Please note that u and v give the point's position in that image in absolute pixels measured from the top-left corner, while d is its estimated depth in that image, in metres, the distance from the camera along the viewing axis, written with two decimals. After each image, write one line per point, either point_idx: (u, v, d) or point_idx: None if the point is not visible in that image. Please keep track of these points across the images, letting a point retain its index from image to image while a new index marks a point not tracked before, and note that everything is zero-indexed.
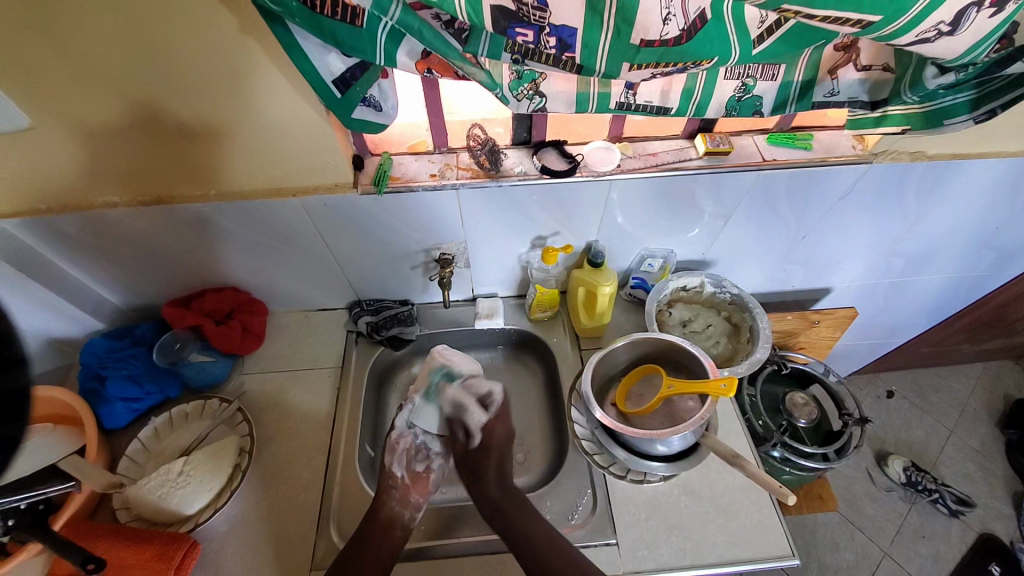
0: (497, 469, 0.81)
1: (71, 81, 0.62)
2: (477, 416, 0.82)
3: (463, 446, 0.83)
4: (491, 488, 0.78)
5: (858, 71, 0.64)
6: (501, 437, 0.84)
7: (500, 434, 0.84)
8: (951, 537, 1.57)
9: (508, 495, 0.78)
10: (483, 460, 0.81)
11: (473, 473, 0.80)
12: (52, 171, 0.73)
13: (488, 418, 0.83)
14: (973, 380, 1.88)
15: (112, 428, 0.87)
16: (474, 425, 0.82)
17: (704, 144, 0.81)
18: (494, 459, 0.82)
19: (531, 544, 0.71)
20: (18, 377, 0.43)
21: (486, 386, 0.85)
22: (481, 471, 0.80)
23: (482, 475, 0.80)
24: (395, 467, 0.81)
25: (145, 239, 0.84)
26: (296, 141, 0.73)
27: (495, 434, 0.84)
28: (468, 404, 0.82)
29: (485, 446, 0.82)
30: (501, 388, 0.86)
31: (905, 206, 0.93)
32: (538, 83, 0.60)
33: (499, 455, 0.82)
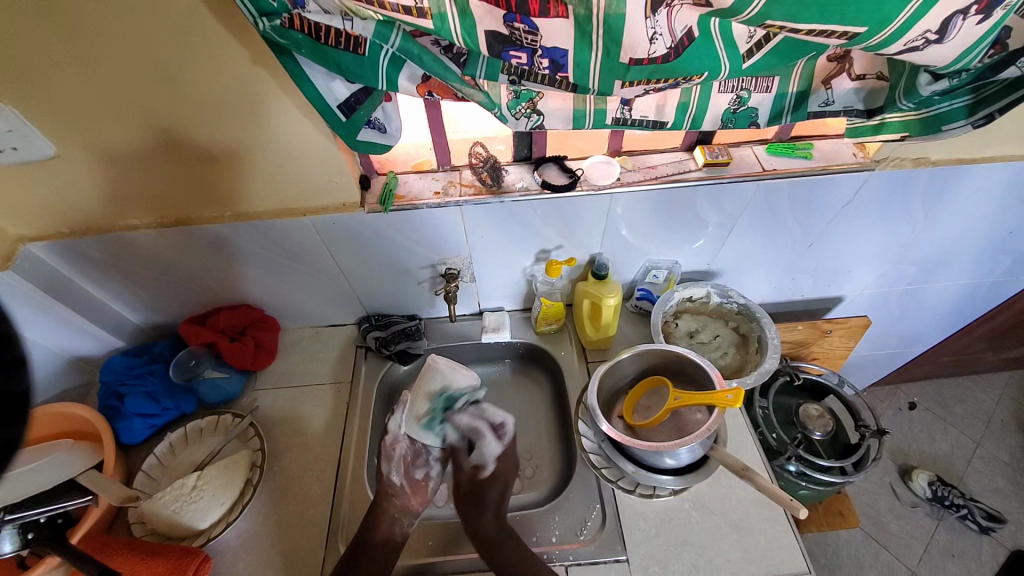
0: (496, 504, 0.79)
1: (96, 112, 0.66)
2: (490, 446, 0.82)
3: (468, 477, 0.81)
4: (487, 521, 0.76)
5: (852, 81, 0.65)
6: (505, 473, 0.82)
7: (506, 469, 0.82)
8: (983, 556, 1.50)
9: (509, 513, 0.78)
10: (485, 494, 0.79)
11: (475, 502, 0.78)
12: (78, 197, 0.77)
13: (501, 447, 0.82)
14: (999, 390, 1.81)
15: (129, 444, 0.89)
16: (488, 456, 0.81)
17: (703, 155, 0.82)
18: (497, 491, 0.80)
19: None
20: (14, 382, 0.42)
21: (499, 416, 0.84)
22: (479, 502, 0.78)
23: (482, 504, 0.78)
24: (394, 476, 0.81)
25: (163, 259, 0.87)
26: (306, 163, 0.76)
27: (502, 471, 0.81)
28: (485, 433, 0.82)
29: (492, 479, 0.80)
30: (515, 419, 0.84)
31: (913, 212, 0.92)
32: (536, 102, 0.62)
33: (499, 491, 0.80)
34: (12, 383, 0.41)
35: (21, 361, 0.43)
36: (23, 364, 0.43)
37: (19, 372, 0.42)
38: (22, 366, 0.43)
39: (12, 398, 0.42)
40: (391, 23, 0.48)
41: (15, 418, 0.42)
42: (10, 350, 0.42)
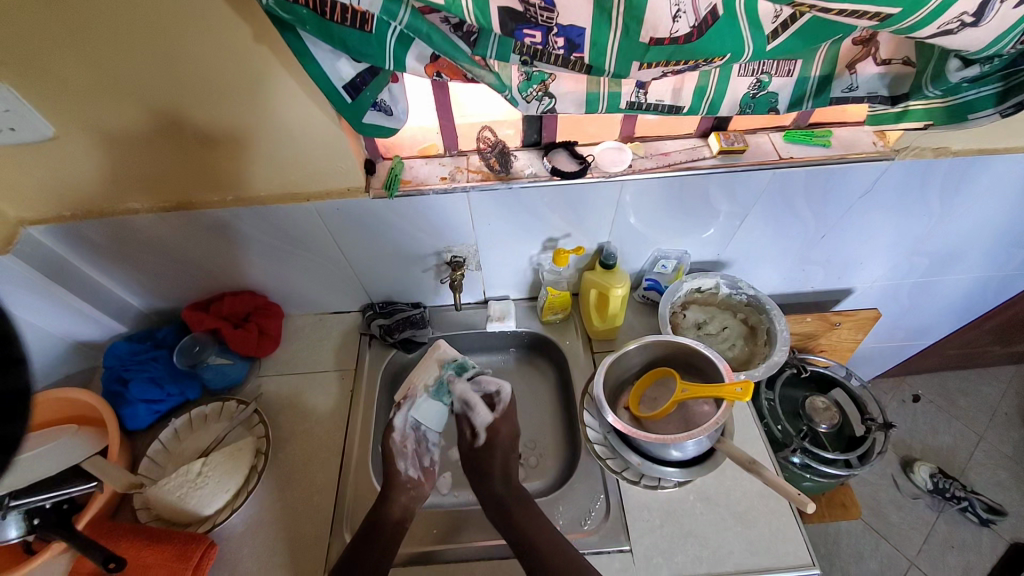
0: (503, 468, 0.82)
1: (93, 91, 0.64)
2: (482, 415, 0.84)
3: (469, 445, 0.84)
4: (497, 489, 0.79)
5: (876, 66, 0.62)
6: (505, 438, 0.85)
7: (503, 436, 0.84)
8: (982, 547, 1.51)
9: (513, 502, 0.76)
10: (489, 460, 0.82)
11: (479, 470, 0.81)
12: (78, 179, 0.75)
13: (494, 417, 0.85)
14: (1005, 384, 1.80)
15: (134, 429, 0.89)
16: (478, 424, 0.84)
17: (718, 142, 0.79)
18: (500, 459, 0.82)
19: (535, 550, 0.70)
20: (14, 380, 0.42)
21: (495, 385, 0.87)
22: (486, 471, 0.81)
23: (488, 471, 0.81)
24: (405, 467, 0.81)
25: (166, 244, 0.86)
26: (309, 147, 0.74)
27: (499, 436, 0.84)
28: (475, 402, 0.84)
29: (491, 446, 0.83)
30: (509, 387, 0.87)
31: (930, 203, 0.90)
32: (547, 84, 0.60)
33: (503, 453, 0.83)
34: (17, 381, 0.42)
35: (20, 362, 0.43)
36: (22, 363, 0.43)
37: (21, 371, 0.43)
38: (24, 364, 0.43)
39: (17, 393, 0.42)
40: None
41: (17, 414, 0.42)
42: (8, 349, 0.42)
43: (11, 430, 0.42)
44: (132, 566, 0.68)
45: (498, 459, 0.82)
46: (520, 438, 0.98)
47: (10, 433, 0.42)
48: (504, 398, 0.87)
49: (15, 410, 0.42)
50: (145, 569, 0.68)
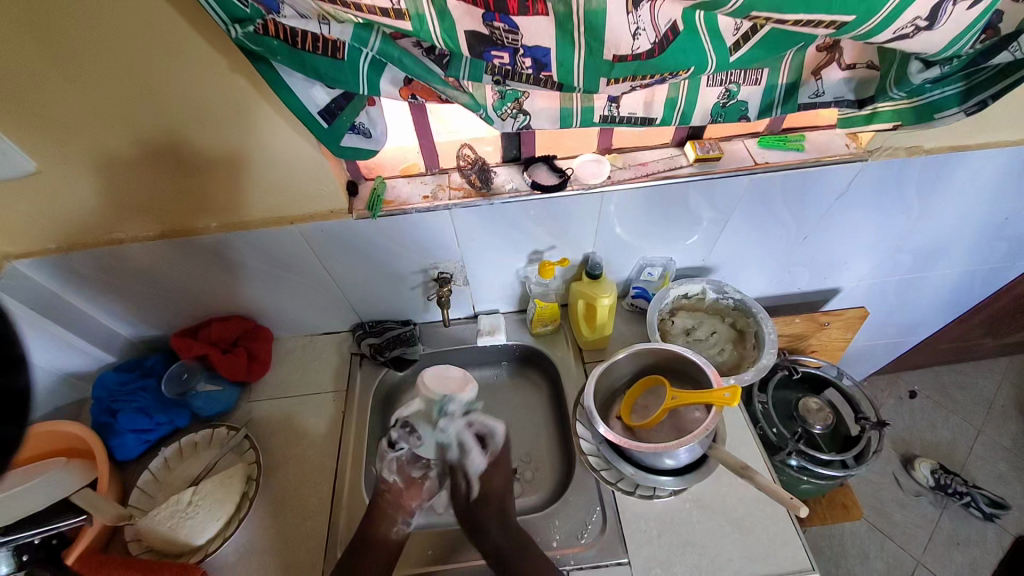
0: (500, 515, 0.78)
1: (78, 126, 0.65)
2: (476, 459, 0.83)
3: (464, 498, 0.81)
4: (494, 533, 0.76)
5: (841, 70, 0.64)
6: (501, 487, 0.82)
7: (499, 482, 0.82)
8: (988, 543, 1.50)
9: (514, 537, 0.75)
10: (484, 510, 0.79)
11: (474, 522, 0.78)
12: (62, 212, 0.75)
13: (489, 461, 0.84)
14: (1000, 375, 1.81)
15: (123, 460, 0.88)
16: (472, 473, 0.82)
17: (694, 151, 0.81)
18: (494, 507, 0.79)
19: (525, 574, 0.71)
20: (15, 378, 0.42)
21: (488, 427, 0.85)
22: (483, 518, 0.78)
23: (483, 521, 0.78)
24: (386, 474, 0.82)
25: (152, 272, 0.86)
26: (292, 171, 0.75)
27: (495, 485, 0.82)
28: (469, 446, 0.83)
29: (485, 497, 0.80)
30: (503, 428, 0.86)
31: (907, 202, 0.92)
32: (521, 101, 0.61)
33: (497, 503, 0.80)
34: (16, 380, 0.42)
35: (17, 361, 0.42)
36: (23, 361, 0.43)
37: (21, 370, 0.42)
38: (25, 362, 0.43)
39: (13, 392, 0.42)
40: (371, 26, 0.48)
41: (16, 416, 0.42)
42: (9, 348, 0.42)
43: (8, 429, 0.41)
44: None
45: (491, 506, 0.79)
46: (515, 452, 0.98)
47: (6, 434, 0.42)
48: (496, 442, 0.85)
49: (16, 411, 0.42)
50: None
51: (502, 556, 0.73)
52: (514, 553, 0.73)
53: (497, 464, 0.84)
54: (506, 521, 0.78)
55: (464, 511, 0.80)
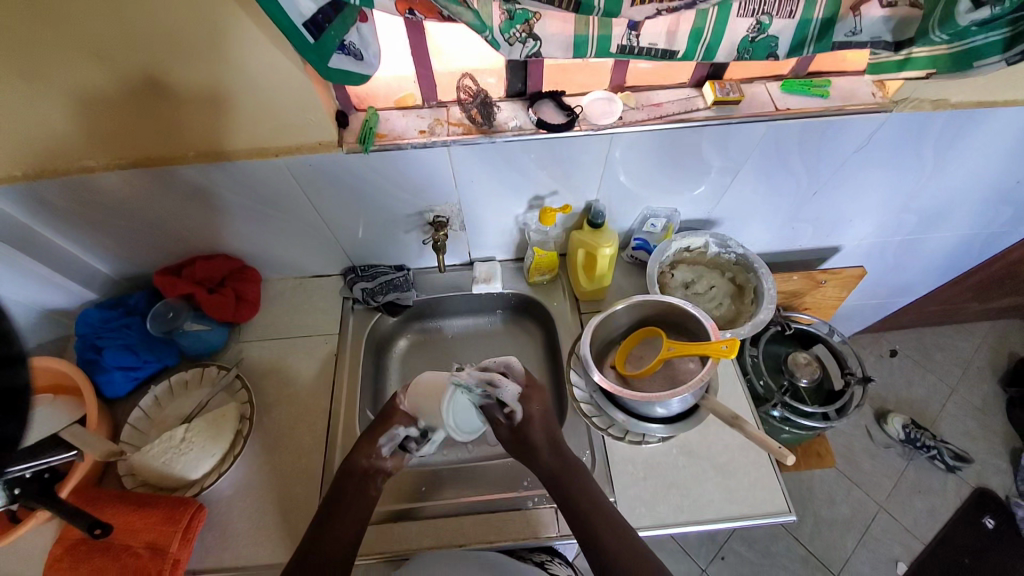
0: (547, 439, 0.76)
1: (32, 39, 0.57)
2: (511, 387, 0.74)
3: (510, 428, 0.76)
4: (546, 459, 0.74)
5: (882, 8, 0.58)
6: (538, 409, 0.77)
7: (537, 407, 0.77)
8: (948, 493, 1.61)
9: (565, 462, 0.74)
10: (534, 433, 0.75)
11: (526, 449, 0.75)
12: (23, 135, 0.68)
13: (520, 387, 0.76)
14: (979, 338, 1.87)
15: (113, 398, 0.87)
16: (512, 399, 0.74)
17: (712, 93, 0.75)
18: (541, 427, 0.76)
19: (584, 516, 0.69)
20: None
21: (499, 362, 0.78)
22: (533, 447, 0.75)
23: (534, 448, 0.75)
24: (383, 446, 0.76)
25: (131, 206, 0.81)
26: (277, 96, 0.68)
27: (530, 406, 0.77)
28: (499, 380, 0.72)
29: (529, 416, 0.76)
30: (515, 355, 0.79)
31: (924, 160, 0.88)
32: (532, 24, 0.55)
33: (541, 423, 0.77)
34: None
35: None
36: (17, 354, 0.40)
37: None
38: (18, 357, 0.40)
39: (13, 391, 0.41)
40: None
41: None
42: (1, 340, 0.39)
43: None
44: (122, 531, 0.69)
45: (538, 426, 0.76)
46: None
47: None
48: (516, 371, 0.78)
49: None
50: (134, 532, 0.69)
51: (557, 479, 0.73)
52: (569, 477, 0.72)
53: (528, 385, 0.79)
54: (557, 445, 0.76)
55: (513, 440, 0.76)
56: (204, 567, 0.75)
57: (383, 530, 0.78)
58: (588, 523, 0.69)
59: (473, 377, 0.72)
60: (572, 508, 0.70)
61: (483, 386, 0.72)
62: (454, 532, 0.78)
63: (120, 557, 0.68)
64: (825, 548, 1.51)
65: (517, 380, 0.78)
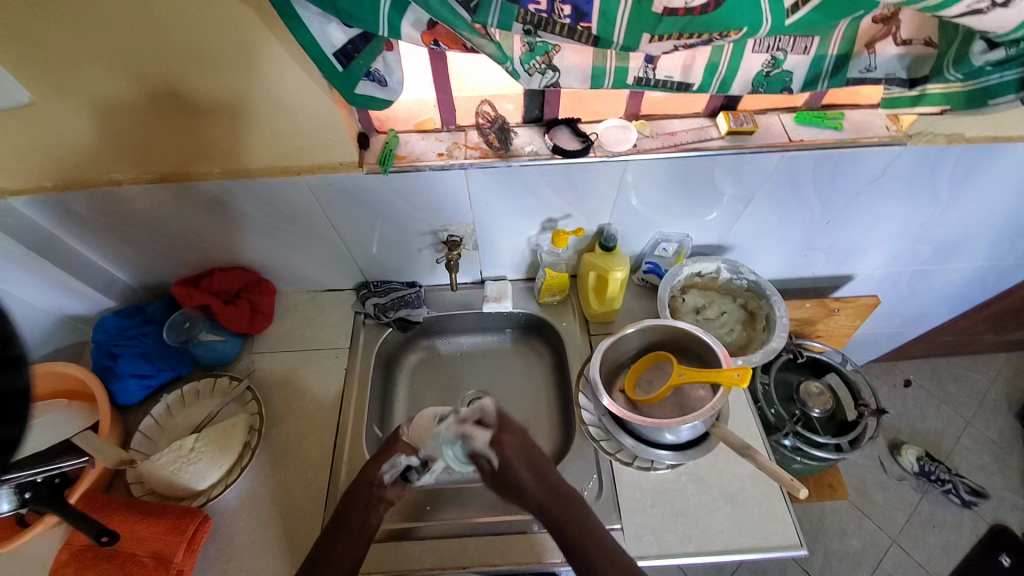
0: (532, 471, 0.74)
1: (75, 58, 0.60)
2: (482, 437, 0.74)
3: (490, 472, 0.75)
4: (532, 490, 0.73)
5: (897, 46, 0.59)
6: (516, 445, 0.75)
7: (512, 444, 0.75)
8: (962, 528, 1.55)
9: (555, 493, 0.73)
10: (514, 470, 0.74)
11: (510, 486, 0.74)
12: (57, 147, 0.71)
13: (493, 433, 0.75)
14: (995, 371, 1.83)
15: (125, 404, 0.88)
16: (482, 448, 0.74)
17: (727, 123, 0.76)
18: (521, 463, 0.74)
19: (579, 549, 0.68)
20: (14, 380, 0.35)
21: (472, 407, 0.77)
22: (517, 479, 0.73)
23: (518, 481, 0.73)
24: (385, 473, 0.76)
25: (154, 217, 0.83)
26: (301, 117, 0.71)
27: (507, 446, 0.75)
28: (469, 429, 0.74)
29: (506, 460, 0.74)
30: (489, 398, 0.78)
31: (937, 192, 0.88)
32: (551, 56, 0.57)
33: (522, 456, 0.75)
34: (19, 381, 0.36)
35: None
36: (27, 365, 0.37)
37: None
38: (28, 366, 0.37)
39: None
40: None
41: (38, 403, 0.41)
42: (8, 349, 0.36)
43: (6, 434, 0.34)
44: (127, 540, 0.69)
45: (518, 462, 0.74)
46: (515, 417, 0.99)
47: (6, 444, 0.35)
48: (490, 414, 0.77)
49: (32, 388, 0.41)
50: (140, 541, 0.69)
51: (547, 510, 0.72)
52: (559, 507, 0.71)
53: (502, 426, 0.77)
54: (543, 473, 0.74)
55: (496, 482, 0.75)
56: None
57: (384, 549, 0.77)
58: (582, 557, 0.68)
59: (450, 428, 0.75)
60: (565, 542, 0.69)
61: (456, 438, 0.74)
62: (457, 554, 0.77)
63: (125, 565, 0.68)
64: None
65: (491, 424, 0.76)
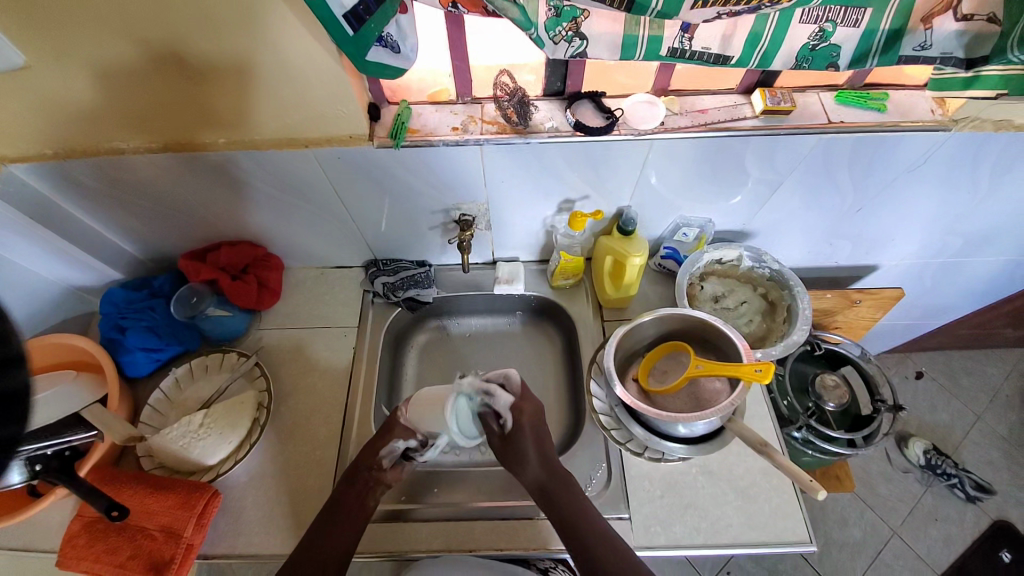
0: (537, 446, 0.74)
1: (71, 20, 0.57)
2: (505, 398, 0.73)
3: (500, 436, 0.75)
4: (535, 468, 0.72)
5: (956, 22, 0.53)
6: (531, 415, 0.76)
7: (528, 413, 0.76)
8: (964, 522, 1.55)
9: (554, 473, 0.72)
10: (524, 440, 0.73)
11: (515, 457, 0.73)
12: (55, 114, 0.68)
13: (514, 399, 0.75)
14: (1009, 365, 1.78)
15: (134, 377, 0.88)
16: (502, 408, 0.74)
17: (762, 101, 0.71)
18: (531, 436, 0.74)
19: (575, 531, 0.67)
20: (10, 379, 0.36)
21: (499, 371, 0.77)
22: (522, 452, 0.73)
23: (523, 455, 0.73)
24: (384, 458, 0.75)
25: (159, 189, 0.81)
26: (309, 85, 0.67)
27: (524, 417, 0.75)
28: (494, 389, 0.73)
29: (519, 427, 0.74)
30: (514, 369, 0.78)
31: (977, 181, 0.83)
32: (579, 23, 0.53)
33: (532, 428, 0.75)
34: (13, 380, 0.36)
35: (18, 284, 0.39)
36: (23, 362, 0.37)
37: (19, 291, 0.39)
38: (25, 364, 0.37)
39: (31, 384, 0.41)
40: None
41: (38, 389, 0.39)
42: (7, 348, 0.37)
43: (5, 433, 0.34)
44: (138, 513, 0.70)
45: (529, 432, 0.74)
46: None
47: (4, 437, 0.35)
48: (514, 382, 0.77)
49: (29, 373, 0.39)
50: (149, 515, 0.70)
51: (546, 489, 0.71)
52: (559, 488, 0.71)
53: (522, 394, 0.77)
54: (545, 453, 0.74)
55: (503, 448, 0.74)
56: (215, 552, 0.76)
57: (390, 529, 0.77)
58: (578, 539, 0.67)
59: (473, 386, 0.72)
60: (562, 523, 0.69)
61: (478, 394, 0.72)
62: (462, 536, 0.77)
63: (135, 538, 0.69)
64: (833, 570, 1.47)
65: (513, 390, 0.77)
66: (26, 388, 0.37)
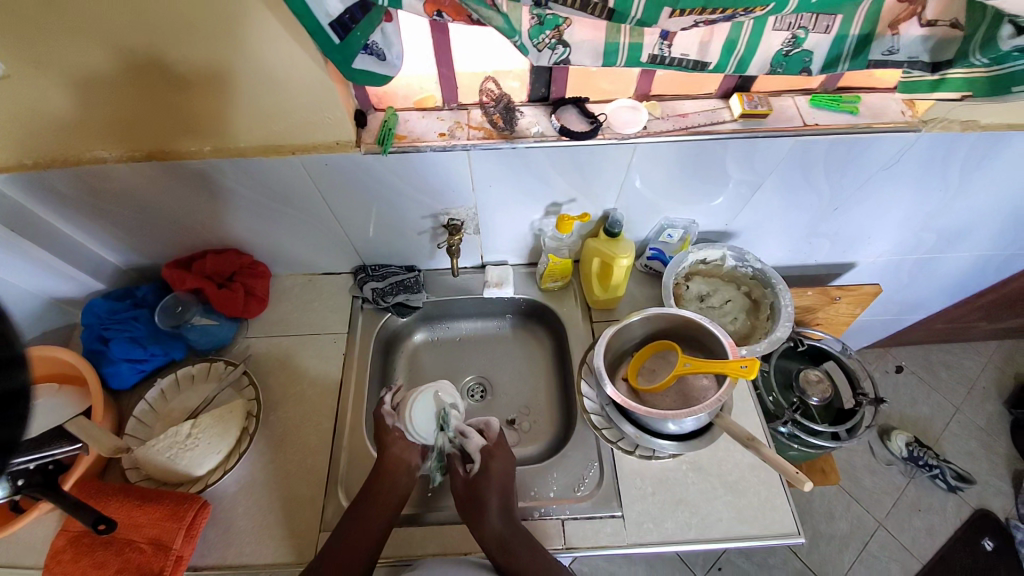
0: (500, 499, 0.75)
1: (53, 30, 0.56)
2: (476, 440, 0.82)
3: (464, 481, 0.79)
4: (495, 521, 0.73)
5: (921, 27, 0.56)
6: (499, 471, 0.79)
7: (498, 466, 0.79)
8: (947, 511, 1.59)
9: (514, 530, 0.73)
10: (487, 488, 0.76)
11: (476, 505, 0.75)
12: (33, 122, 0.67)
13: (486, 444, 0.82)
14: (985, 358, 1.84)
15: (119, 389, 0.86)
16: (472, 450, 0.82)
17: (740, 105, 0.73)
18: (496, 485, 0.77)
19: None
20: (11, 379, 0.35)
21: (483, 419, 0.86)
22: (484, 497, 0.75)
23: (484, 505, 0.75)
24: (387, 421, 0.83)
25: (142, 197, 0.80)
26: (296, 95, 0.67)
27: (491, 466, 0.79)
28: (468, 428, 0.84)
29: (485, 470, 0.79)
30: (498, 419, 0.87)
31: (947, 180, 0.86)
32: (562, 30, 0.54)
33: (499, 481, 0.77)
34: (12, 381, 0.35)
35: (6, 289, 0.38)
36: (24, 363, 0.37)
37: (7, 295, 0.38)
38: (26, 365, 0.37)
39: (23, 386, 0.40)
40: None
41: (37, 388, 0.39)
42: (9, 349, 0.36)
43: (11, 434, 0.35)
44: (125, 527, 0.69)
45: (493, 482, 0.77)
46: (514, 403, 0.99)
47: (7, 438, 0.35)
48: (493, 430, 0.85)
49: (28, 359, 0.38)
50: (138, 528, 0.69)
51: (506, 544, 0.72)
52: (517, 545, 0.72)
53: (497, 444, 0.83)
54: (508, 506, 0.75)
55: (466, 492, 0.77)
56: (205, 565, 0.75)
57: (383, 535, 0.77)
58: None
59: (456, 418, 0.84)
60: None
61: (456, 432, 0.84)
62: (455, 539, 0.77)
63: (122, 552, 0.68)
64: (822, 562, 1.50)
65: (491, 437, 0.84)
66: (27, 387, 0.36)
